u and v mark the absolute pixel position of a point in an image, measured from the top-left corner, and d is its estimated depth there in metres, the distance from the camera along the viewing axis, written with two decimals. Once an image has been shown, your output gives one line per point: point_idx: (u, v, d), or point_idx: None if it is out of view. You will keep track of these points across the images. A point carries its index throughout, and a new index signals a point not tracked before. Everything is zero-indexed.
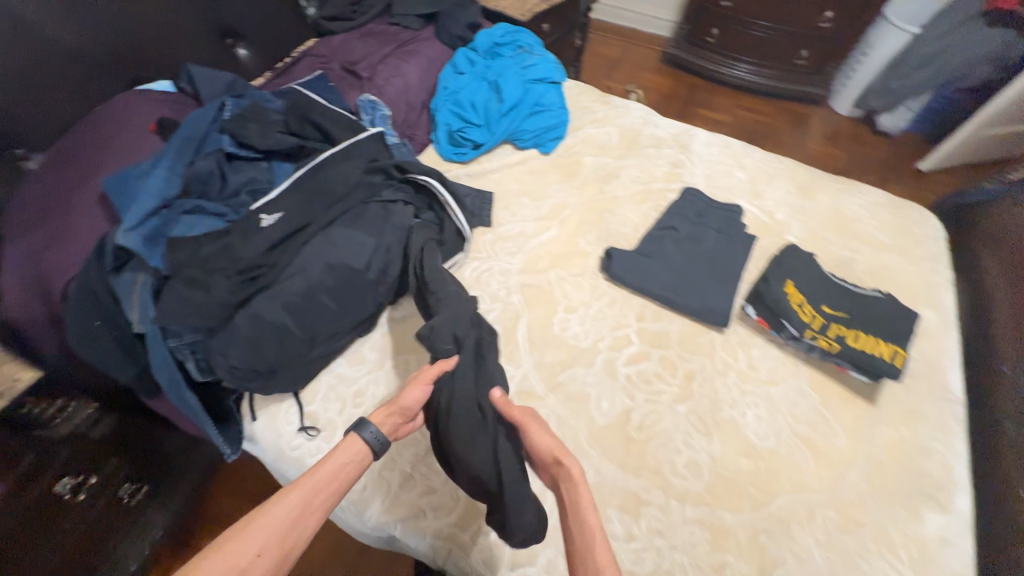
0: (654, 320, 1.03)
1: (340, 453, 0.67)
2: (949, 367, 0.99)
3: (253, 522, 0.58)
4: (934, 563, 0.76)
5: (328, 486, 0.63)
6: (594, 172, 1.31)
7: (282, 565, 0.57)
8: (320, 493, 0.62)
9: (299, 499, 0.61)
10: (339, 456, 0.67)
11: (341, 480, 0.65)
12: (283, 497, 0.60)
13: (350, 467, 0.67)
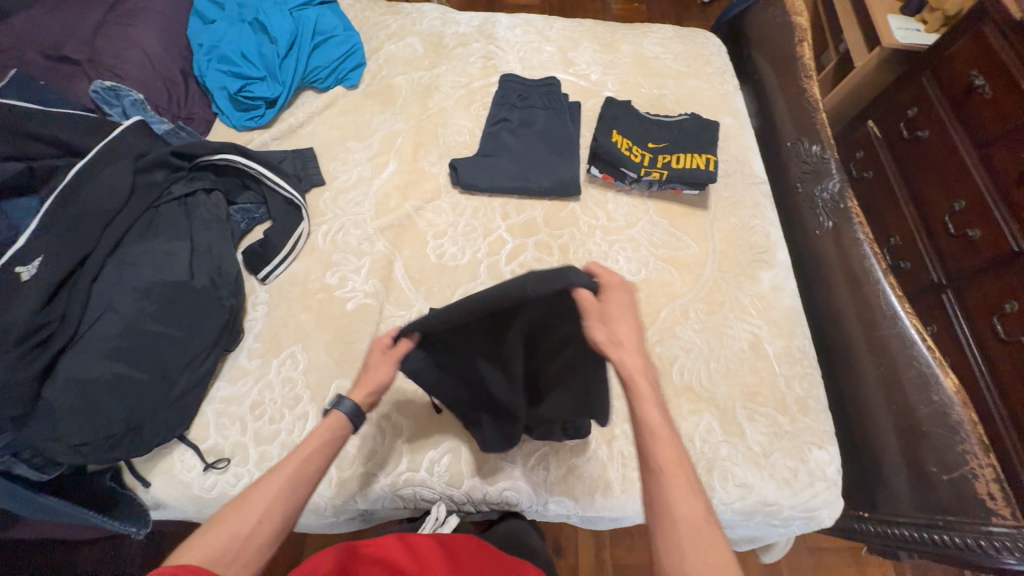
0: (518, 213, 1.07)
1: (329, 423, 0.63)
2: (752, 158, 1.18)
3: (242, 502, 0.55)
4: (773, 306, 0.97)
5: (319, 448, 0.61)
6: (411, 90, 1.22)
7: (276, 541, 0.55)
8: (311, 457, 0.60)
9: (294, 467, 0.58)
10: (325, 426, 0.62)
11: (332, 448, 0.62)
12: (279, 466, 0.58)
13: (332, 433, 0.63)
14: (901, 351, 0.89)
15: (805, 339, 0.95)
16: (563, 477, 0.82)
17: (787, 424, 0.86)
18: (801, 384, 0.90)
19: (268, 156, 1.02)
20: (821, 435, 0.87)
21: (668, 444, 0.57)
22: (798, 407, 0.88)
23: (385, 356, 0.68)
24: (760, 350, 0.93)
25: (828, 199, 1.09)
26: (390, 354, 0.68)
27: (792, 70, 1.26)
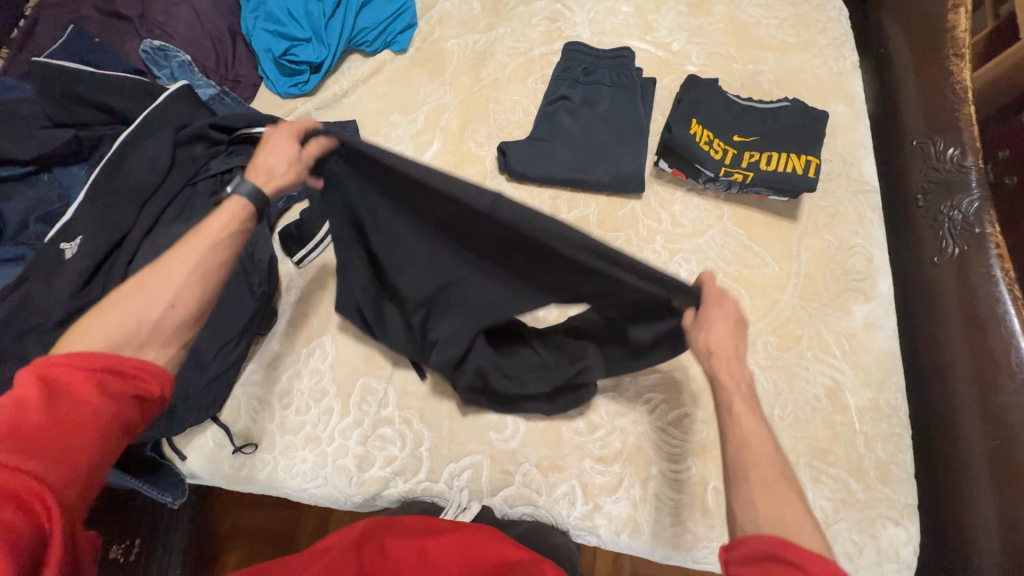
0: (569, 209, 0.96)
1: (226, 212, 0.62)
2: (864, 158, 0.97)
3: (140, 286, 0.57)
4: (863, 349, 0.82)
5: (209, 243, 0.60)
6: (464, 57, 1.10)
7: (198, 318, 0.59)
8: (213, 251, 0.60)
9: (190, 258, 0.59)
10: (226, 212, 0.62)
11: (229, 238, 0.62)
12: (174, 256, 0.59)
13: (227, 225, 0.61)
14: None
15: (897, 393, 0.80)
16: (590, 512, 0.76)
17: (859, 491, 0.74)
18: (884, 446, 0.77)
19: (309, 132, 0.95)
20: (900, 509, 0.74)
21: (752, 418, 0.57)
22: (876, 473, 0.75)
23: (296, 157, 0.64)
24: (839, 400, 0.79)
25: (958, 220, 0.88)
26: (301, 154, 0.65)
27: (936, 46, 0.99)
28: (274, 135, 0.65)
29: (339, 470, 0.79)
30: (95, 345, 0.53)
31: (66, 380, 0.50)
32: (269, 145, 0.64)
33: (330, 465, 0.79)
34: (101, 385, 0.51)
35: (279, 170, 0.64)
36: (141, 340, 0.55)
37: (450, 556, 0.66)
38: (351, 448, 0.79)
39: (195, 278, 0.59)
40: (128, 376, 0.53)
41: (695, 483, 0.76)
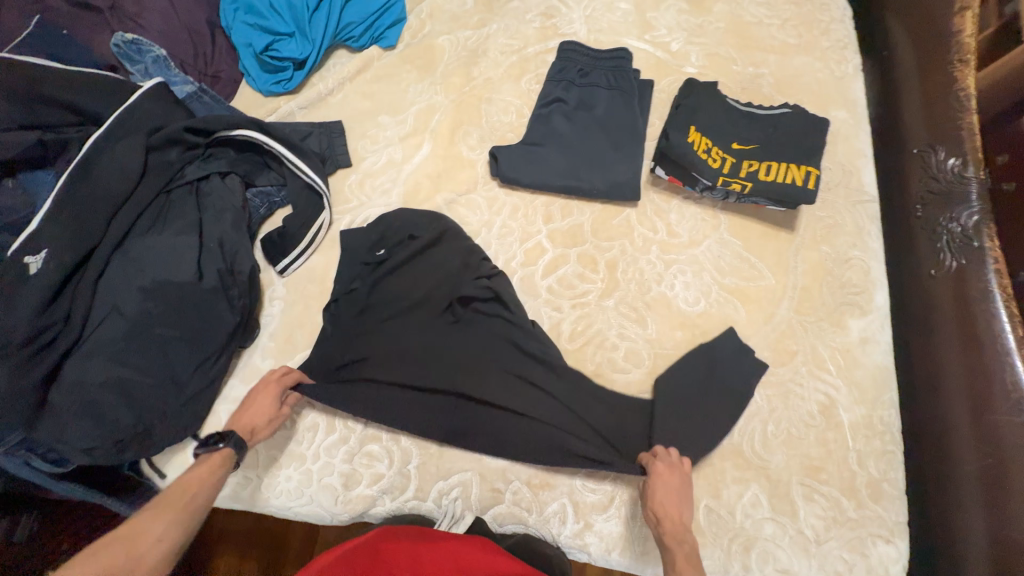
0: (563, 217, 0.93)
1: (207, 464, 0.65)
2: (865, 167, 0.95)
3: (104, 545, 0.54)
4: (857, 365, 0.81)
5: (191, 495, 0.62)
6: (455, 54, 1.06)
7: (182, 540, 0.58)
8: (195, 502, 0.61)
9: (175, 517, 0.59)
10: (209, 462, 0.65)
11: (208, 489, 0.63)
12: (158, 515, 0.58)
13: (205, 479, 0.64)
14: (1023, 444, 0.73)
15: (891, 410, 0.79)
16: (580, 531, 0.75)
17: (850, 510, 0.74)
18: (877, 463, 0.76)
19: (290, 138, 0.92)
20: (891, 527, 0.74)
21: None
22: (868, 491, 0.75)
23: (275, 412, 0.74)
24: (832, 417, 0.78)
25: (957, 232, 0.87)
26: (281, 411, 0.74)
27: (940, 50, 0.97)
28: (258, 390, 0.74)
29: (324, 488, 0.77)
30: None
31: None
32: (248, 404, 0.73)
33: (316, 483, 0.77)
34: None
35: (263, 428, 0.72)
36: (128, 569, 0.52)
37: (443, 561, 0.63)
38: (338, 465, 0.78)
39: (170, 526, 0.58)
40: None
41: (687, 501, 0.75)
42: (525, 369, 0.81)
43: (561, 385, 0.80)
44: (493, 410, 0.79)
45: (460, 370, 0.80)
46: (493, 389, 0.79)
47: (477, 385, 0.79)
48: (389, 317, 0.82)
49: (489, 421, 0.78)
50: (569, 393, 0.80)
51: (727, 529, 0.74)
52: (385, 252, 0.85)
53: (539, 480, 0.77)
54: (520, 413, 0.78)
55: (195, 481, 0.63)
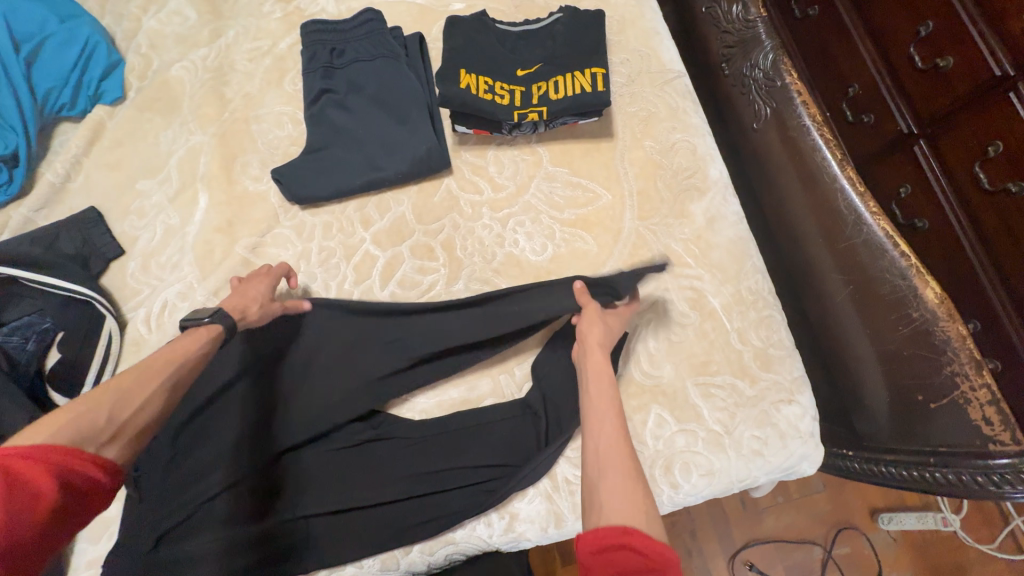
0: (381, 214, 0.84)
1: (196, 337, 0.60)
2: (662, 44, 0.90)
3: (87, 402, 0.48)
4: (712, 245, 0.79)
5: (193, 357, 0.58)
6: (198, 81, 0.91)
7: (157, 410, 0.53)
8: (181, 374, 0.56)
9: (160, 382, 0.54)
10: (194, 334, 0.60)
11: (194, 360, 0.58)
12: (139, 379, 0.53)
13: (192, 350, 0.58)
14: (872, 260, 0.73)
15: (755, 275, 0.79)
16: (507, 526, 0.71)
17: (748, 389, 0.73)
18: (757, 333, 0.76)
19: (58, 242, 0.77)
20: (790, 387, 0.74)
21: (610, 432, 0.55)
22: (758, 364, 0.74)
23: (267, 301, 0.71)
24: (705, 307, 0.76)
25: (761, 78, 0.85)
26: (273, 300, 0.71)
27: None
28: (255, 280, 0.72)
29: None
30: (54, 436, 0.45)
31: (33, 478, 0.43)
32: (246, 287, 0.71)
33: None
34: (65, 489, 0.44)
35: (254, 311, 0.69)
36: (110, 433, 0.49)
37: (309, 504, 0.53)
38: None
39: (156, 396, 0.53)
40: (99, 469, 0.47)
41: None
42: (379, 450, 0.73)
43: (430, 451, 0.73)
44: (352, 509, 0.70)
45: (309, 484, 0.72)
46: (354, 491, 0.71)
47: (326, 493, 0.71)
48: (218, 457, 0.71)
49: (351, 522, 0.70)
50: (445, 454, 0.72)
51: (644, 458, 0.72)
52: None
53: (457, 496, 0.71)
54: (379, 501, 0.70)
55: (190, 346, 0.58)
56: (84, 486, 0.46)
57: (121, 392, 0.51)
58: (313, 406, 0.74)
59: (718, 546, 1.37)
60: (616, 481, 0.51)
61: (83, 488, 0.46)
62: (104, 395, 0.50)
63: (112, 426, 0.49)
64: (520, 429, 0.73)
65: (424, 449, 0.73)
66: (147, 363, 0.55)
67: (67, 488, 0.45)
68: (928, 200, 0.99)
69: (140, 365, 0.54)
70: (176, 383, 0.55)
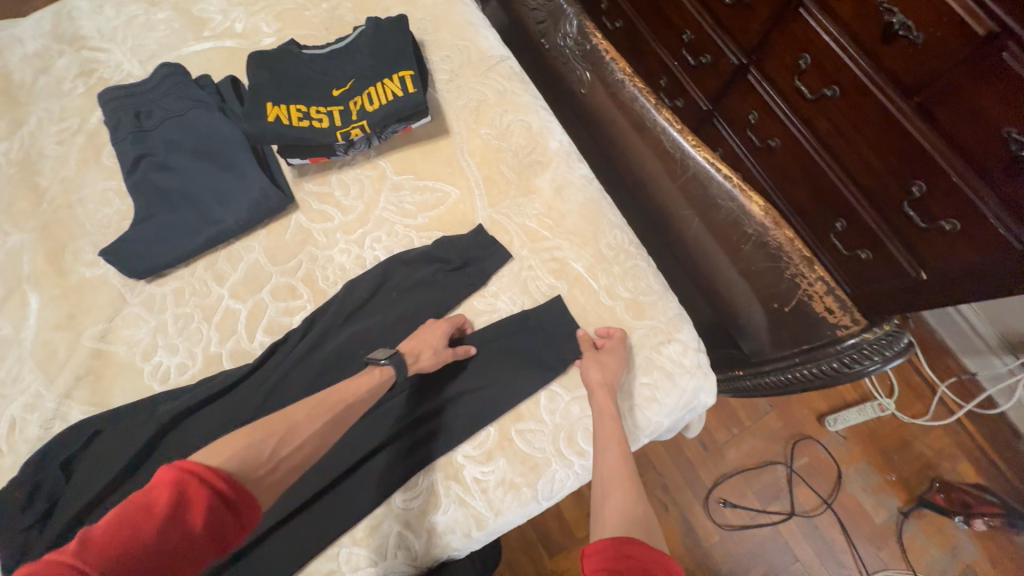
0: (233, 267, 0.80)
1: (372, 377, 0.68)
2: (478, 34, 0.92)
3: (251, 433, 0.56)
4: (565, 211, 0.81)
5: (354, 402, 0.65)
6: (3, 176, 0.84)
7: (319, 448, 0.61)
8: (345, 411, 0.64)
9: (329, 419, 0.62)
10: (372, 377, 0.67)
11: (366, 398, 0.66)
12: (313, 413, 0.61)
13: (364, 389, 0.66)
14: (704, 190, 0.77)
15: (612, 231, 0.81)
16: (429, 543, 0.68)
17: (627, 340, 0.75)
18: (625, 285, 0.78)
19: None
20: (667, 327, 0.77)
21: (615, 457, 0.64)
22: (631, 314, 0.77)
23: (441, 349, 0.71)
24: (570, 274, 0.78)
25: (573, 44, 0.89)
26: (444, 352, 0.71)
27: None
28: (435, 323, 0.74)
29: None
30: (225, 463, 0.52)
31: (192, 498, 0.47)
32: (426, 330, 0.73)
33: None
34: (209, 512, 0.48)
35: (426, 357, 0.70)
36: (264, 470, 0.55)
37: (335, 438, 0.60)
38: None
39: (315, 435, 0.60)
40: (238, 498, 0.51)
41: (500, 442, 0.72)
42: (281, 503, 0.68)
43: (331, 488, 0.70)
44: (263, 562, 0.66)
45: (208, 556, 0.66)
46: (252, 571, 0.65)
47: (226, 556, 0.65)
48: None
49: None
50: (349, 496, 0.69)
51: (546, 436, 0.72)
52: (45, 502, 0.67)
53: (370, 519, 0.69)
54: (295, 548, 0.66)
55: (356, 393, 0.65)
56: (223, 506, 0.50)
57: (290, 426, 0.59)
58: None
59: (690, 492, 1.32)
60: (618, 492, 0.60)
61: (221, 513, 0.49)
62: (274, 425, 0.58)
63: (269, 460, 0.56)
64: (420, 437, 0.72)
65: (323, 500, 0.68)
66: (326, 395, 0.64)
67: (216, 511, 0.49)
68: (772, 118, 1.08)
69: (321, 397, 0.64)
70: (328, 430, 0.62)
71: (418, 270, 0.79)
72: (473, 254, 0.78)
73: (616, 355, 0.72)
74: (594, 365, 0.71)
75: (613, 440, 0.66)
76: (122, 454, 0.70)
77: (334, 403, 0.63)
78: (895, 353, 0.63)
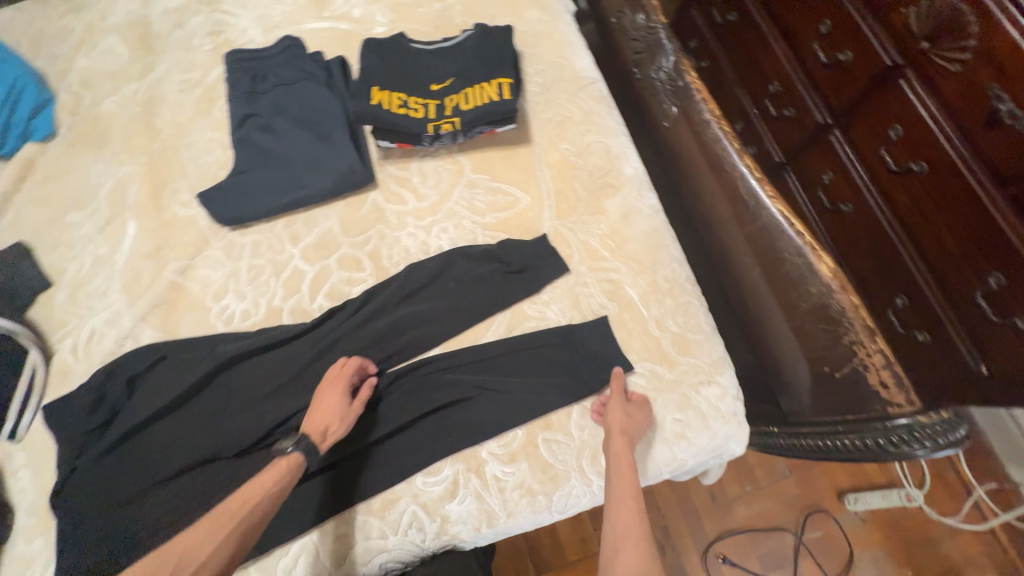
0: (308, 231, 0.86)
1: (278, 468, 0.63)
2: (574, 54, 0.95)
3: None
4: (628, 237, 0.83)
5: (266, 499, 0.60)
6: (128, 113, 0.93)
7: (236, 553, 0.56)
8: (256, 510, 0.59)
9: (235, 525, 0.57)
10: (280, 469, 0.62)
11: (279, 493, 0.61)
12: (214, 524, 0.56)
13: (268, 484, 0.61)
14: (772, 241, 0.77)
15: (671, 264, 0.82)
16: (439, 529, 0.70)
17: (668, 373, 0.76)
18: (675, 319, 0.79)
19: None
20: (709, 369, 0.77)
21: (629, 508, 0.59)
22: (675, 348, 0.77)
23: (347, 408, 0.70)
24: (623, 297, 0.79)
25: (665, 79, 0.92)
26: (353, 406, 0.71)
27: None
28: (330, 383, 0.71)
29: None
30: None
31: None
32: (326, 399, 0.70)
33: None
34: None
35: (337, 425, 0.69)
36: None
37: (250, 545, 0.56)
38: None
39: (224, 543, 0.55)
40: None
41: (525, 447, 0.73)
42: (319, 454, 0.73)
43: (366, 451, 0.74)
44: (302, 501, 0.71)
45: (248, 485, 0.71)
46: (276, 514, 0.69)
47: None
48: (138, 477, 0.70)
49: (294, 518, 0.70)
50: (376, 463, 0.73)
51: (570, 450, 0.73)
52: (107, 410, 0.74)
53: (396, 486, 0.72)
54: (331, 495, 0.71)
55: (264, 485, 0.61)
56: None
57: (183, 550, 0.54)
58: (240, 424, 0.73)
59: (691, 541, 1.29)
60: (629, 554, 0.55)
61: None
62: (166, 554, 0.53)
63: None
64: (452, 423, 0.74)
65: (356, 461, 0.73)
66: (229, 499, 0.59)
67: None
68: (848, 183, 1.07)
69: (222, 505, 0.58)
70: (238, 539, 0.57)
71: (476, 266, 0.82)
72: (533, 261, 0.81)
73: (634, 402, 0.71)
74: (612, 413, 0.69)
75: (628, 490, 0.61)
76: (179, 382, 0.75)
77: (238, 505, 0.59)
78: (948, 442, 0.62)
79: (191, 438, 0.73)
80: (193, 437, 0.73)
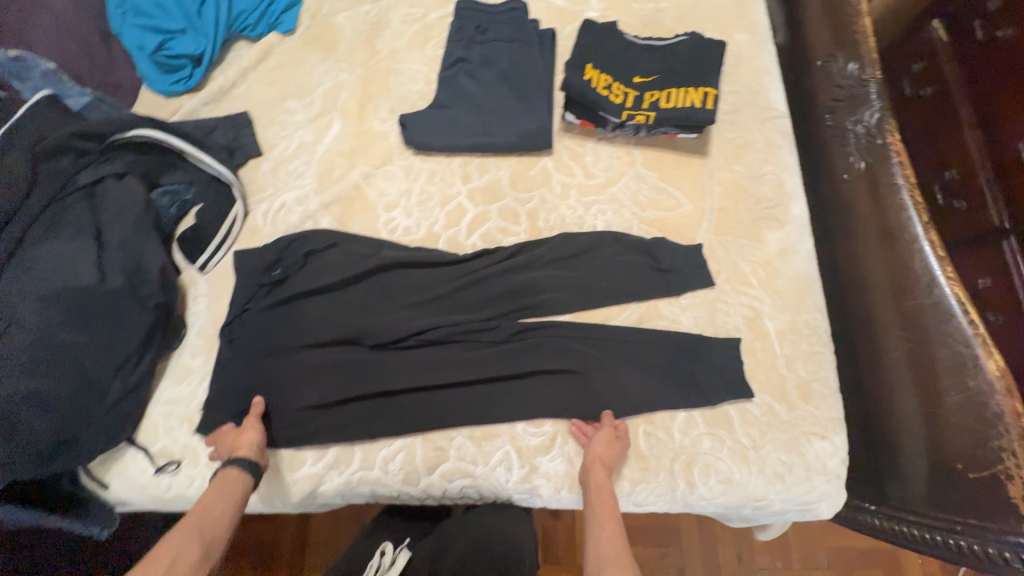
0: (480, 175, 0.93)
1: (219, 492, 0.67)
2: (771, 85, 0.96)
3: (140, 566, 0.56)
4: (779, 273, 0.83)
5: (216, 512, 0.65)
6: (356, 30, 1.05)
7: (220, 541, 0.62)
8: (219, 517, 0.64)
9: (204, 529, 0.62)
10: (216, 497, 0.66)
11: (227, 506, 0.66)
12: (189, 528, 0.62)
13: (212, 504, 0.66)
14: (936, 323, 0.74)
15: (815, 312, 0.81)
16: (526, 475, 0.75)
17: (784, 413, 0.76)
18: (805, 365, 0.78)
19: (195, 126, 0.91)
20: (825, 424, 0.76)
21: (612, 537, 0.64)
22: (798, 393, 0.77)
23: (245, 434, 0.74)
24: (758, 327, 0.80)
25: (862, 132, 0.90)
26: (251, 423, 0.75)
27: None
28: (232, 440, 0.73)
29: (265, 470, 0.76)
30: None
31: None
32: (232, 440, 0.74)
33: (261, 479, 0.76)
34: None
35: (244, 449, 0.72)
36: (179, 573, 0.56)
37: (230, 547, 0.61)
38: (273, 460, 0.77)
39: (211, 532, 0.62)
40: None
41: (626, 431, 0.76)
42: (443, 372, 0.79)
43: (479, 385, 0.79)
44: (417, 406, 0.78)
45: (376, 375, 0.79)
46: (390, 409, 0.77)
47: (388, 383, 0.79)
48: (294, 334, 0.81)
49: (408, 418, 0.77)
50: (485, 396, 0.78)
51: (667, 450, 0.75)
52: (281, 272, 0.85)
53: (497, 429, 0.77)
54: (441, 412, 0.78)
55: (213, 501, 0.66)
56: None
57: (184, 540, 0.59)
58: (381, 322, 0.82)
59: None
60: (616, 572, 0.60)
61: None
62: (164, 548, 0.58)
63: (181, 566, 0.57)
64: (567, 386, 0.78)
65: (467, 390, 0.79)
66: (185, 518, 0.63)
67: None
68: None
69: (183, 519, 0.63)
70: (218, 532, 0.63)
71: (624, 253, 0.85)
72: (680, 265, 0.83)
73: (615, 440, 0.73)
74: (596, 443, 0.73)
75: (612, 520, 0.66)
76: (347, 268, 0.85)
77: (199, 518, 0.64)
78: None
79: (340, 318, 0.82)
80: (344, 317, 0.82)
